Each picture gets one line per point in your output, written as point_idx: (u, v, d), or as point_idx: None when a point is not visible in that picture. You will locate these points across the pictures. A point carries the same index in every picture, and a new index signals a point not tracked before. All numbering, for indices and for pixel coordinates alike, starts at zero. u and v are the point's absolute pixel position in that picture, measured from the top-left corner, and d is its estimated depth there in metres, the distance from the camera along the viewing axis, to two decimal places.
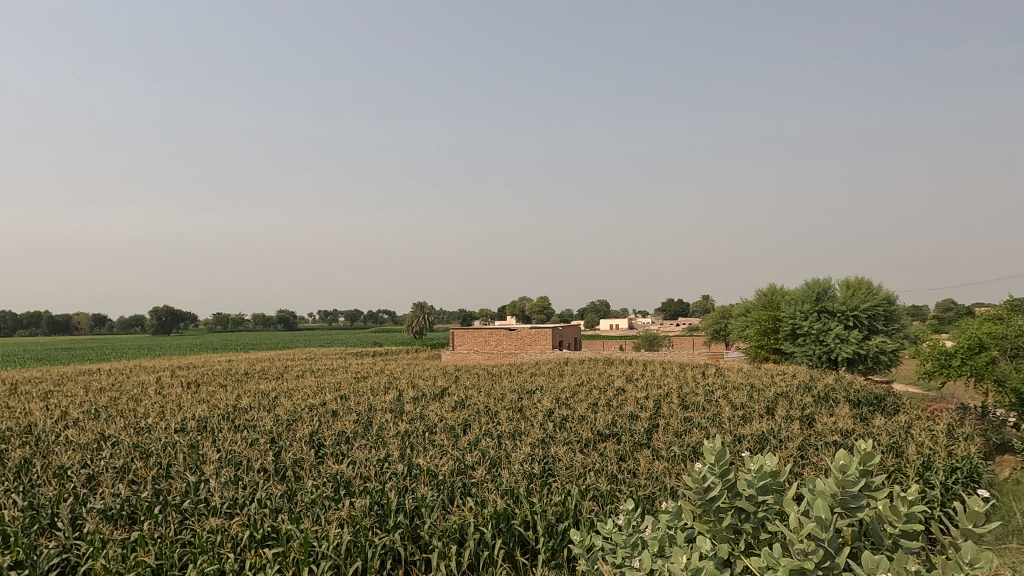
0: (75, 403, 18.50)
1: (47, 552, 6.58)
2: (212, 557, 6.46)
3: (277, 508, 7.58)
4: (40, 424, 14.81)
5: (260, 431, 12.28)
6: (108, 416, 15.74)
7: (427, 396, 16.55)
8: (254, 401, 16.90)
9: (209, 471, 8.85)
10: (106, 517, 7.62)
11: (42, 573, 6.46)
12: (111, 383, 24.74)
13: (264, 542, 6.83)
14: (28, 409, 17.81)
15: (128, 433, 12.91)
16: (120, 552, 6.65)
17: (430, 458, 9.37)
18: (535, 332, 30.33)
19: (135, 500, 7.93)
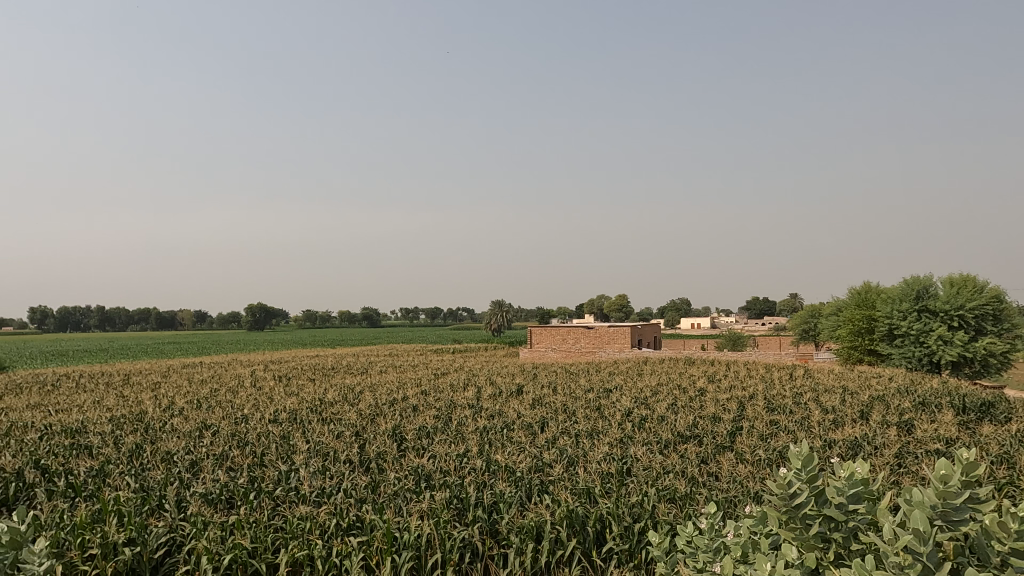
0: (181, 394, 19.98)
1: (156, 531, 7.12)
2: (302, 543, 6.83)
3: (361, 498, 7.90)
4: (149, 413, 16.07)
5: (346, 424, 12.84)
6: (207, 407, 16.86)
7: (505, 393, 16.77)
8: (339, 395, 17.63)
9: (298, 461, 9.35)
10: (207, 500, 8.19)
11: (151, 551, 6.94)
12: (210, 376, 26.51)
13: (349, 531, 7.15)
14: (140, 399, 19.32)
15: (227, 423, 13.83)
16: (220, 534, 7.13)
17: (509, 454, 9.53)
18: (613, 331, 29.84)
19: (232, 486, 8.47)
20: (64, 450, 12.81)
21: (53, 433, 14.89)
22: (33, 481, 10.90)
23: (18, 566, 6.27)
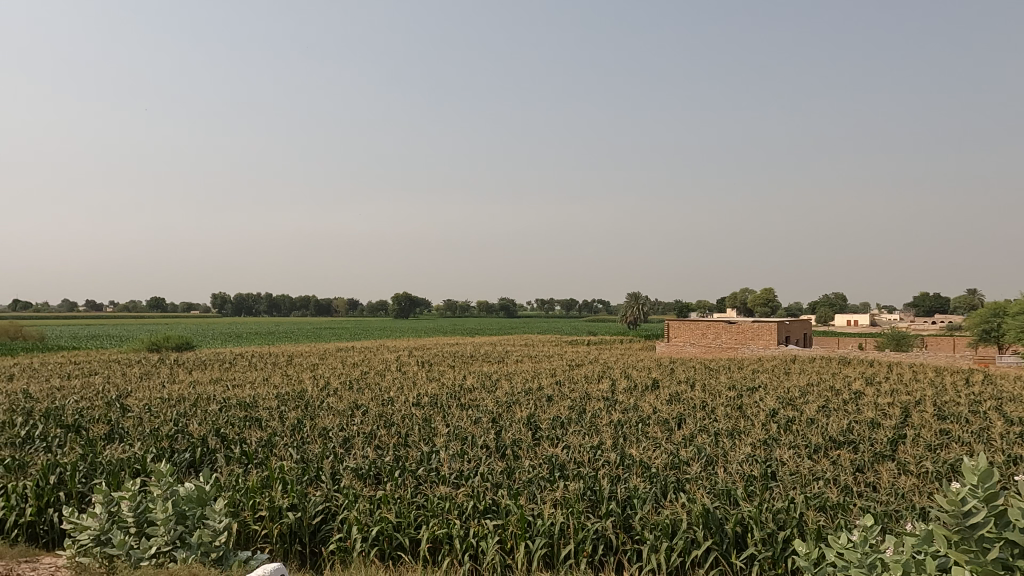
0: (336, 376, 21.70)
1: (314, 499, 7.78)
2: (442, 521, 7.16)
3: (497, 483, 8.12)
4: (309, 392, 17.64)
5: (483, 410, 13.26)
6: (358, 388, 18.17)
7: (640, 387, 16.49)
8: (477, 382, 18.27)
9: (439, 443, 9.81)
10: (358, 474, 8.82)
11: (310, 517, 7.61)
12: (361, 359, 28.56)
13: (485, 514, 7.37)
14: (302, 379, 21.23)
15: (375, 404, 14.83)
16: (369, 506, 7.66)
17: (644, 449, 9.36)
18: (757, 326, 28.24)
19: (380, 463, 9.05)
20: (239, 421, 14.39)
21: (231, 406, 16.77)
22: (215, 447, 12.36)
23: (202, 522, 7.19)
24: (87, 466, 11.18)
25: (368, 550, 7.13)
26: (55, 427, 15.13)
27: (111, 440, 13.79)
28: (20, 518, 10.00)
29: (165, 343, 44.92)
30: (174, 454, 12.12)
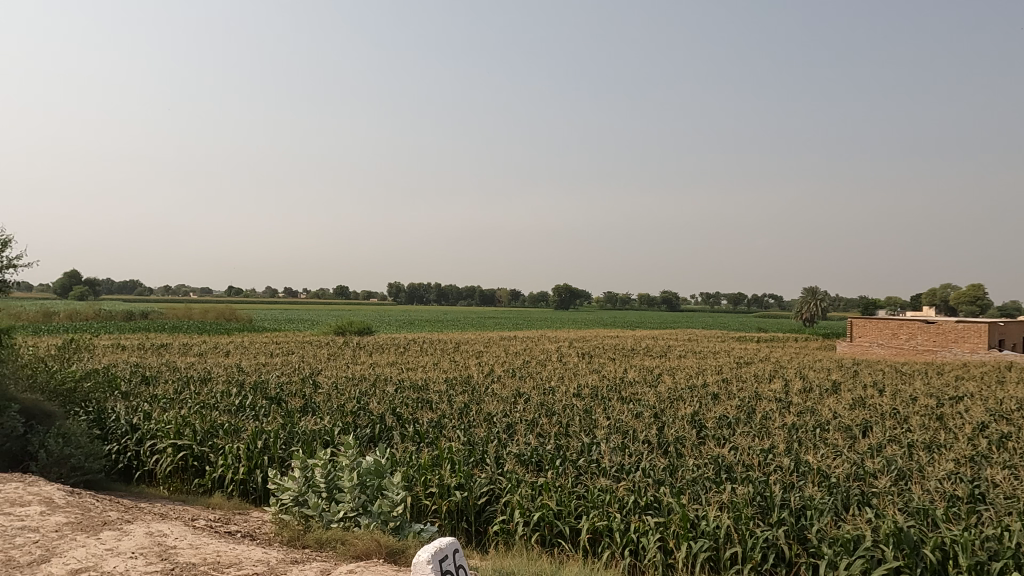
0: (500, 364, 22.48)
1: (479, 481, 8.10)
2: (602, 514, 7.13)
3: (660, 480, 7.89)
4: (475, 377, 18.60)
5: (645, 404, 13.02)
6: (521, 376, 18.66)
7: (818, 389, 15.22)
8: (639, 376, 17.99)
9: (599, 436, 9.82)
10: (521, 460, 9.04)
11: (476, 497, 7.96)
12: (524, 348, 29.39)
13: (647, 510, 7.20)
14: (468, 367, 22.26)
15: (538, 392, 15.23)
16: (531, 492, 7.83)
17: (822, 457, 8.62)
18: (962, 327, 24.82)
19: (541, 450, 9.21)
20: (412, 403, 15.44)
21: (405, 388, 18.03)
22: (391, 425, 13.35)
23: (381, 493, 7.87)
24: (286, 433, 12.62)
25: (530, 534, 7.34)
26: (262, 398, 17.24)
27: (306, 413, 15.45)
28: (235, 476, 11.60)
29: (350, 328, 49.40)
30: (357, 429, 13.30)
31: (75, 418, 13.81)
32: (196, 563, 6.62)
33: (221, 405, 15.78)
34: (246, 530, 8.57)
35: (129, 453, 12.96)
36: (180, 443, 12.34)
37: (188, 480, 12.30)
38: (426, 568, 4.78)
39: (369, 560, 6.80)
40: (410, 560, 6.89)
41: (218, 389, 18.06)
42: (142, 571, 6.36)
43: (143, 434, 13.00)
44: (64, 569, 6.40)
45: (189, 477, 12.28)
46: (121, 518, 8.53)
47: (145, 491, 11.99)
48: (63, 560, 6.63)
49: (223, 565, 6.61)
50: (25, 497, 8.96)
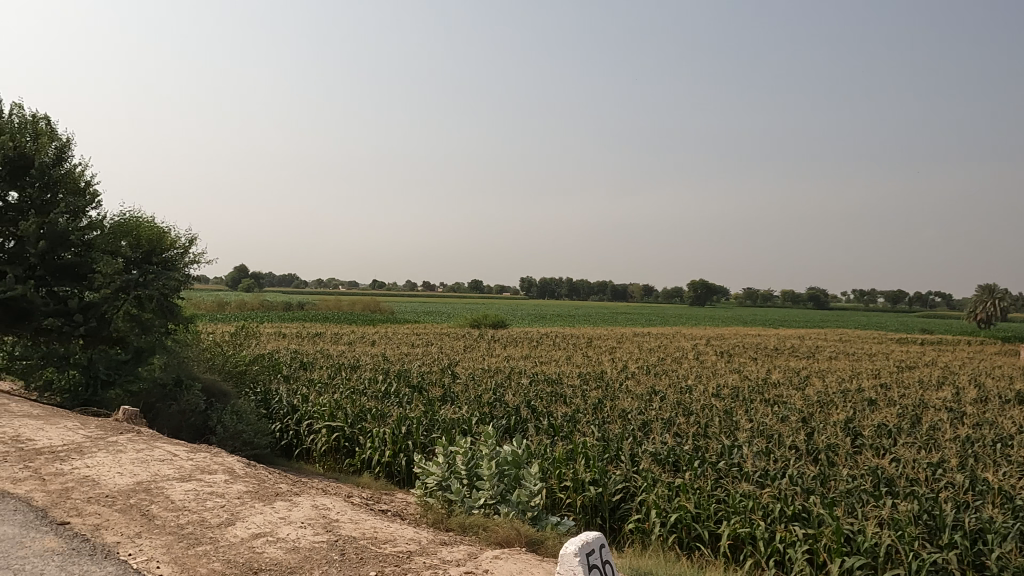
0: (633, 362, 22.18)
1: (614, 478, 8.19)
2: (744, 520, 6.91)
3: (809, 489, 7.63)
4: (609, 373, 19.36)
5: (791, 408, 12.31)
6: (656, 375, 18.76)
7: (998, 399, 13.55)
8: (784, 377, 17.00)
9: (741, 439, 9.71)
10: (657, 459, 9.05)
11: (610, 494, 8.05)
12: (659, 345, 28.85)
13: (794, 519, 6.91)
14: (601, 364, 22.18)
15: (672, 390, 15.76)
16: (668, 493, 7.79)
17: (1002, 475, 7.73)
18: None
19: (678, 450, 9.15)
20: (546, 396, 15.66)
21: (539, 381, 18.32)
22: (526, 417, 13.63)
23: (519, 484, 8.06)
24: (428, 420, 13.22)
25: (667, 535, 7.31)
26: (405, 386, 18.22)
27: (445, 401, 16.12)
28: (381, 458, 12.36)
29: (484, 321, 50.85)
30: (494, 419, 13.68)
31: (246, 398, 15.38)
32: (356, 537, 7.12)
33: (369, 391, 16.86)
34: (394, 510, 9.11)
35: (290, 432, 14.17)
36: (333, 425, 13.34)
37: (339, 460, 13.22)
38: (574, 560, 4.77)
39: (512, 548, 6.88)
40: (549, 552, 6.99)
41: (367, 376, 19.33)
42: (311, 539, 6.95)
43: (301, 415, 14.19)
44: (246, 532, 7.11)
45: (341, 457, 13.21)
46: (290, 490, 9.36)
47: (303, 467, 13.07)
48: (244, 525, 7.38)
49: (380, 540, 7.07)
50: (212, 466, 10.07)
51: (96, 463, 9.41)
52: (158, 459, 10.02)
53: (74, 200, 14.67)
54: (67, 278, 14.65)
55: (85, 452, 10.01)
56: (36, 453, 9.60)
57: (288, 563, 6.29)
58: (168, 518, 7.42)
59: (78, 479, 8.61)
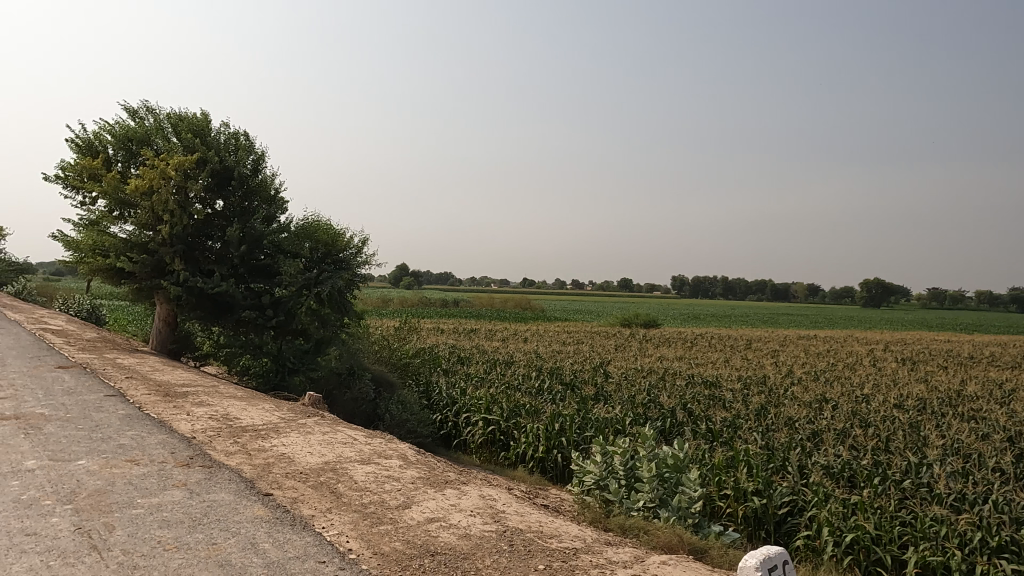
0: (799, 367, 20.67)
1: (780, 490, 7.95)
2: (936, 547, 6.58)
3: (1018, 520, 6.92)
4: (772, 378, 18.26)
5: (993, 425, 10.89)
6: (827, 382, 17.44)
7: None
8: (984, 390, 15.01)
9: (933, 457, 8.72)
10: (830, 473, 8.64)
11: (775, 507, 7.83)
12: (828, 349, 26.73)
13: (999, 553, 6.44)
14: (763, 369, 20.89)
15: (846, 399, 14.58)
16: (842, 510, 7.42)
17: None
18: None
19: (855, 465, 8.62)
20: (705, 400, 15.05)
21: (697, 384, 17.66)
22: (683, 420, 13.21)
23: (680, 489, 7.88)
24: (581, 417, 13.16)
25: (842, 556, 6.96)
26: (558, 383, 18.35)
27: (599, 400, 16.01)
28: (535, 454, 12.55)
29: (634, 320, 49.97)
30: (649, 421, 13.38)
31: (409, 390, 16.31)
32: (523, 529, 7.16)
33: (523, 387, 17.20)
34: (553, 506, 9.21)
35: (449, 423, 14.76)
36: (490, 419, 13.73)
37: (495, 453, 13.57)
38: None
39: (678, 553, 6.59)
40: (716, 562, 6.66)
41: (521, 372, 19.75)
42: (481, 528, 7.02)
43: (460, 407, 14.75)
44: (422, 516, 7.31)
45: (496, 450, 13.56)
46: (457, 479, 9.72)
47: (462, 458, 13.56)
48: (419, 509, 7.65)
49: (544, 535, 7.07)
50: (387, 451, 10.76)
51: (289, 443, 10.39)
52: (340, 443, 10.87)
53: (268, 209, 16.42)
54: (261, 276, 16.40)
55: (281, 432, 11.10)
56: (242, 430, 10.78)
57: (462, 549, 6.29)
58: (353, 497, 7.89)
59: (277, 455, 9.53)
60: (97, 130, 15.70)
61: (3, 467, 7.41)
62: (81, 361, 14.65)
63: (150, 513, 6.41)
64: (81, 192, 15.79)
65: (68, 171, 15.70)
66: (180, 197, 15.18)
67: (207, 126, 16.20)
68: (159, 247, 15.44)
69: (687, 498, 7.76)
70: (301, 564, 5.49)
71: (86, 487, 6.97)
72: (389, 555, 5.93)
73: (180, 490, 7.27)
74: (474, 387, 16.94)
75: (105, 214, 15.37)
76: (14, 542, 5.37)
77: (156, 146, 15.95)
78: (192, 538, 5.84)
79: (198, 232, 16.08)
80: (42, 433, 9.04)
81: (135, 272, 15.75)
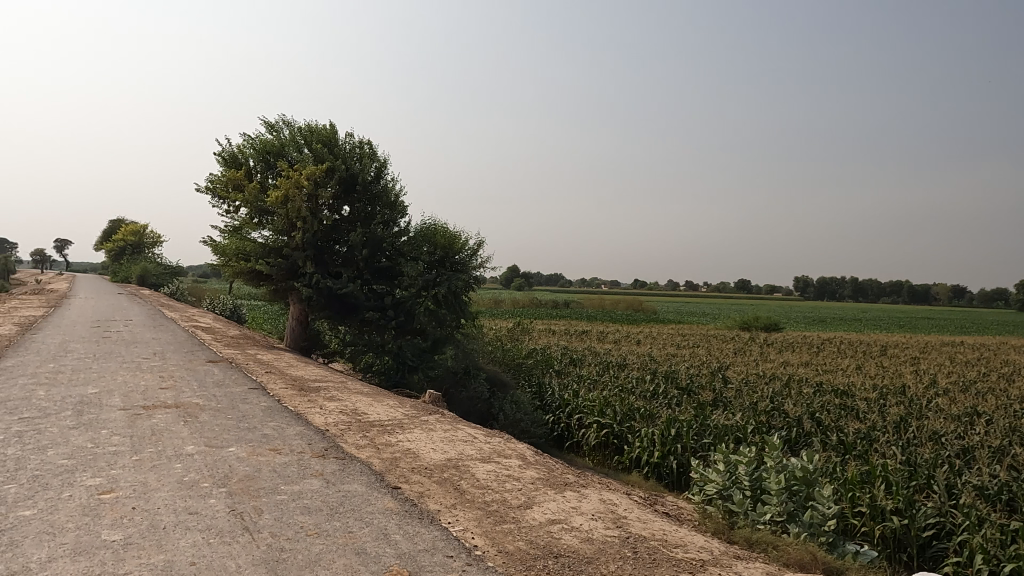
0: (945, 378, 18.83)
1: (925, 510, 7.32)
2: None
3: None
4: (913, 388, 16.75)
5: None
6: (979, 394, 15.77)
7: None
8: None
9: None
10: (983, 494, 7.82)
11: (919, 528, 7.20)
12: (979, 358, 24.20)
13: None
14: (903, 378, 19.25)
15: (1003, 414, 13.11)
16: (1000, 537, 6.78)
17: None
18: None
19: (1015, 486, 7.76)
20: (836, 410, 14.06)
21: (826, 393, 16.55)
22: (811, 430, 12.42)
23: (811, 504, 7.31)
24: (699, 424, 12.66)
25: None
26: (674, 387, 17.82)
27: (717, 406, 15.38)
28: (650, 459, 12.24)
29: (755, 324, 47.77)
30: (771, 430, 12.68)
31: (523, 390, 16.42)
32: (646, 536, 6.79)
33: (637, 390, 16.85)
34: (674, 513, 8.88)
35: (562, 424, 14.73)
36: (603, 421, 13.52)
37: (610, 457, 13.38)
38: None
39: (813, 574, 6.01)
40: None
41: (634, 375, 19.37)
42: (603, 533, 6.86)
43: (573, 409, 14.64)
44: (543, 517, 7.29)
45: (610, 453, 13.40)
46: (576, 481, 9.65)
47: (576, 460, 13.48)
48: (540, 509, 7.63)
49: (670, 543, 6.57)
50: (505, 451, 10.88)
51: (413, 439, 10.77)
52: (461, 440, 11.14)
53: (389, 214, 17.14)
54: (383, 278, 17.20)
55: (405, 428, 11.55)
56: (370, 425, 11.32)
57: (586, 553, 6.17)
58: (476, 494, 8.02)
59: (403, 450, 9.92)
60: (240, 144, 17.05)
61: (168, 450, 8.21)
62: (227, 356, 15.98)
63: (293, 499, 6.86)
64: (227, 201, 17.22)
65: (216, 182, 17.17)
66: (311, 204, 16.17)
67: (335, 136, 17.14)
68: (293, 251, 16.51)
69: (819, 514, 7.18)
70: (431, 556, 5.65)
71: (237, 473, 7.58)
72: (513, 554, 5.96)
73: (317, 479, 7.74)
74: (586, 389, 16.78)
75: (247, 221, 16.66)
76: (180, 519, 5.93)
77: (290, 156, 17.09)
78: (331, 525, 6.18)
79: (326, 236, 17.01)
80: (198, 421, 9.93)
81: (272, 274, 16.93)
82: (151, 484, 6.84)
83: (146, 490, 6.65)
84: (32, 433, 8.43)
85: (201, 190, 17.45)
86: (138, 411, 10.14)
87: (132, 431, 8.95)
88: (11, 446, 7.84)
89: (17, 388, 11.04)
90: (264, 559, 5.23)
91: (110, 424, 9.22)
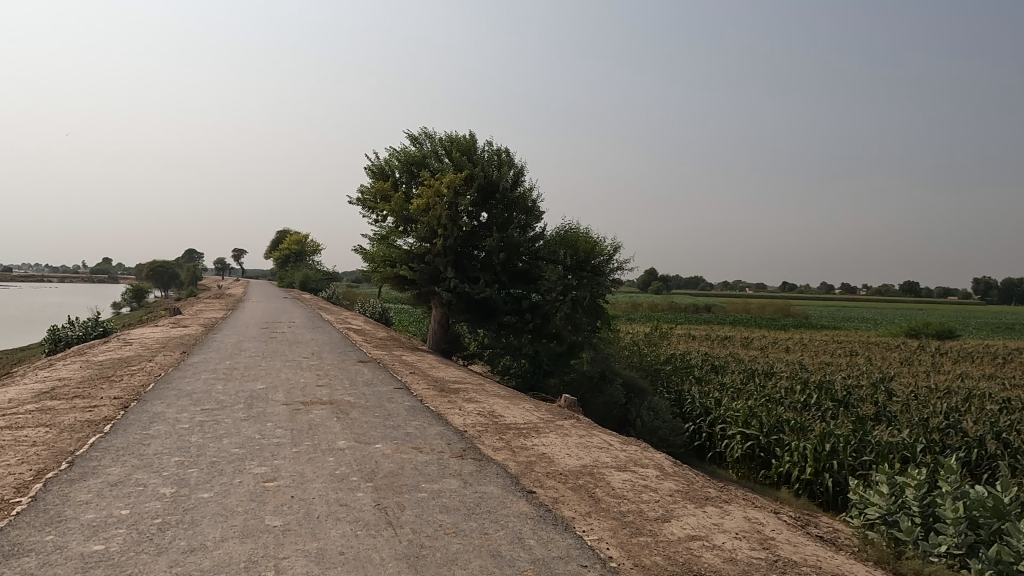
0: None
1: None
2: None
3: None
4: None
5: None
6: None
7: None
8: None
9: None
10: None
11: None
12: None
13: None
14: None
15: None
16: None
17: None
18: None
19: None
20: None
21: (1015, 411, 14.41)
22: (997, 452, 10.88)
23: (1001, 538, 6.31)
24: (858, 439, 11.52)
25: None
26: (829, 399, 16.40)
27: (880, 421, 13.96)
28: (801, 475, 11.31)
29: (925, 330, 43.01)
30: (946, 450, 11.28)
31: (661, 396, 15.87)
32: (797, 561, 6.22)
33: (786, 401, 15.71)
34: (830, 537, 8.10)
35: (703, 433, 14.03)
36: (747, 432, 12.72)
37: (755, 470, 12.54)
38: None
39: None
40: None
41: (784, 384, 18.06)
42: (748, 554, 6.38)
43: (714, 417, 13.91)
44: (682, 533, 6.92)
45: (755, 466, 12.56)
46: (718, 495, 9.08)
47: (718, 471, 12.80)
48: (680, 524, 7.26)
49: (825, 571, 5.96)
50: (642, 460, 10.53)
51: (548, 443, 10.75)
52: (597, 447, 10.96)
53: (526, 219, 17.30)
54: (520, 282, 17.39)
55: (541, 432, 11.56)
56: (506, 427, 11.45)
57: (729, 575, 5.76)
58: (611, 504, 7.81)
59: (538, 454, 9.92)
60: (387, 156, 18.03)
61: (323, 444, 8.81)
62: (375, 356, 16.93)
63: (433, 497, 7.07)
64: (376, 211, 18.30)
65: (365, 193, 18.31)
66: (451, 211, 16.71)
67: (473, 145, 17.60)
68: (434, 257, 17.21)
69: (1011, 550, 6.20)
70: (564, 564, 5.55)
71: (382, 469, 7.95)
72: (650, 569, 5.69)
73: (456, 479, 7.93)
74: (730, 398, 15.88)
75: (393, 228, 17.59)
76: (332, 509, 6.31)
77: (432, 166, 17.81)
78: (468, 525, 6.28)
79: (466, 242, 17.51)
80: (349, 417, 10.58)
81: (415, 279, 17.73)
82: (308, 475, 7.35)
83: (303, 480, 7.16)
84: (211, 423, 9.41)
85: (353, 202, 18.69)
86: (298, 406, 11.00)
87: (293, 425, 9.71)
88: (195, 434, 8.78)
89: (201, 382, 12.39)
90: (404, 554, 5.40)
91: (275, 417, 10.07)
